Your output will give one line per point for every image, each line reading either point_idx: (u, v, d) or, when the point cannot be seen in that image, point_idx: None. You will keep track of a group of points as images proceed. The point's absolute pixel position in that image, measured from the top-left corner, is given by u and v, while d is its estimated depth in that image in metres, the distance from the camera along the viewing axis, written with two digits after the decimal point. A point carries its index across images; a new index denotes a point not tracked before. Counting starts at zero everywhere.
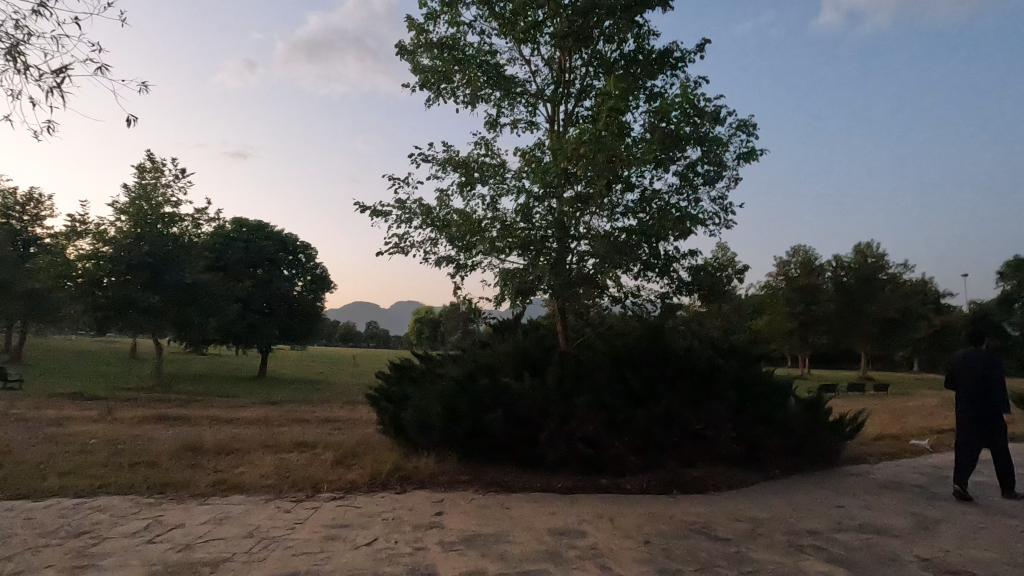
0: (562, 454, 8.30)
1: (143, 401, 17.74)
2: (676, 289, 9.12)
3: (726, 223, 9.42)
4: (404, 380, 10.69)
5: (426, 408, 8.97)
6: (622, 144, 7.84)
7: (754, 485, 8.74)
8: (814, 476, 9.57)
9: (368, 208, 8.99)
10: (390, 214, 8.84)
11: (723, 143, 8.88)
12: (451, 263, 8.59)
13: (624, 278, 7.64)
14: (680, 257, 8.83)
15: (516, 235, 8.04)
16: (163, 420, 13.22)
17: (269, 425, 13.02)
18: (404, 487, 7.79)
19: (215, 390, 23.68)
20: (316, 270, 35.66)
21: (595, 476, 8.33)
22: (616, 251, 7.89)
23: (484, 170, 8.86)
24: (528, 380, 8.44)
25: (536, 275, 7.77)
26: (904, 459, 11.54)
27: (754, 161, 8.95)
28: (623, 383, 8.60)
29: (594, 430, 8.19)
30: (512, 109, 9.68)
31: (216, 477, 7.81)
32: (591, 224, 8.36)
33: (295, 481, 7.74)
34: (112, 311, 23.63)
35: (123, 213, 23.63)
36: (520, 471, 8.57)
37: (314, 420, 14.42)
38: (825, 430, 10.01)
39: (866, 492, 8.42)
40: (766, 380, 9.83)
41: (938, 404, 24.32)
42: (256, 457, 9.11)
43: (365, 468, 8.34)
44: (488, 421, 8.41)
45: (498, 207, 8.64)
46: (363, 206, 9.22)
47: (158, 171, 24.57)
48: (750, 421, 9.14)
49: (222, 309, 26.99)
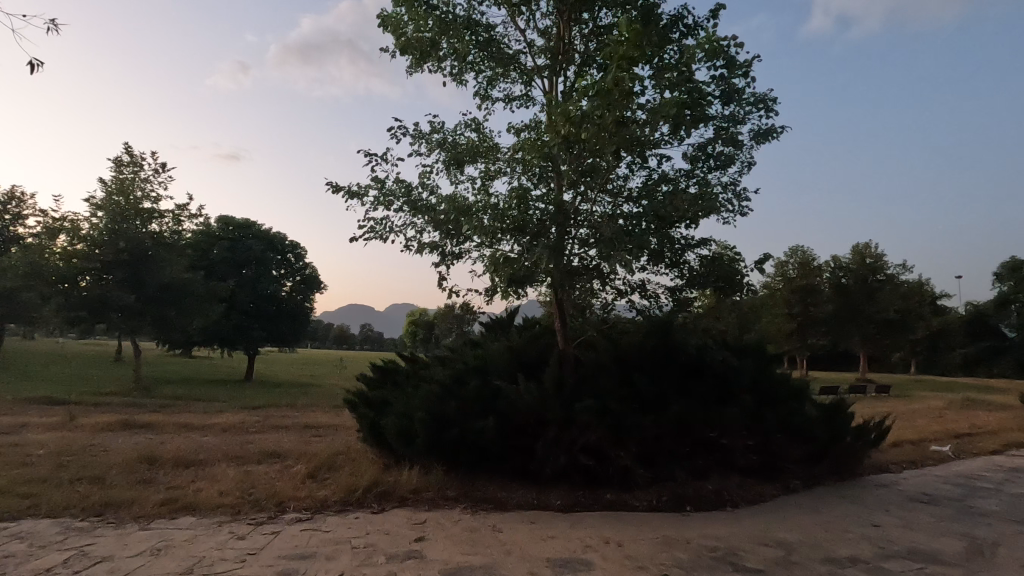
0: (561, 465, 7.41)
1: (115, 406, 16.68)
2: (689, 283, 8.20)
3: (741, 210, 8.56)
4: (387, 384, 9.72)
5: (408, 414, 8.02)
6: (631, 114, 6.92)
7: (774, 500, 7.86)
8: (838, 489, 8.71)
9: (342, 188, 8.05)
10: (367, 196, 7.89)
11: (737, 119, 8.10)
12: (436, 250, 7.64)
13: (637, 268, 6.70)
14: (693, 246, 7.94)
15: (510, 218, 7.11)
16: (128, 427, 12.19)
17: (245, 433, 12.05)
18: (382, 506, 6.86)
19: (194, 394, 22.57)
20: (306, 270, 34.64)
21: (599, 491, 7.44)
22: (624, 237, 6.98)
23: (474, 149, 7.94)
24: (522, 382, 7.53)
25: (534, 262, 6.77)
26: (927, 467, 10.76)
27: (773, 141, 8.08)
28: (630, 386, 7.68)
29: (597, 440, 7.28)
30: (506, 83, 8.79)
31: (166, 495, 6.84)
32: (595, 208, 7.47)
33: (257, 500, 6.78)
34: (87, 312, 22.55)
35: (99, 209, 22.62)
36: (514, 485, 7.65)
37: (295, 426, 13.46)
38: (848, 438, 9.18)
39: (898, 506, 7.60)
40: (785, 383, 8.93)
41: (944, 406, 23.60)
42: (218, 470, 8.14)
43: (338, 484, 7.38)
44: (479, 430, 7.48)
45: (489, 190, 7.73)
46: (337, 187, 8.25)
47: (137, 165, 23.57)
48: (769, 429, 8.26)
49: (206, 311, 25.75)
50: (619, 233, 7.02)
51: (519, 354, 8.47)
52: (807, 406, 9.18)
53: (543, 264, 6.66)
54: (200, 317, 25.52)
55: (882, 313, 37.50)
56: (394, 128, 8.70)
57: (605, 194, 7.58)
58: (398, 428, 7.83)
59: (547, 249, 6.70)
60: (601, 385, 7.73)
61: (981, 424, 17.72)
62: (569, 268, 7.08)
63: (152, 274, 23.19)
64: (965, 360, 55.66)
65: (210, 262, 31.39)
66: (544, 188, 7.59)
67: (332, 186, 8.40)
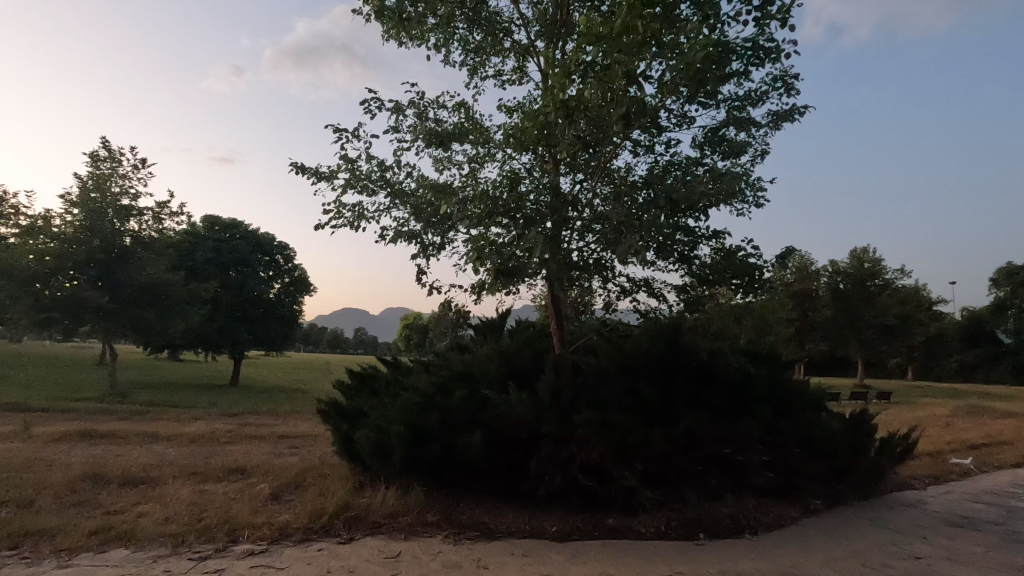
0: (557, 486, 6.54)
1: (82, 413, 15.66)
2: (700, 280, 7.34)
3: (757, 200, 7.73)
4: (365, 392, 8.79)
5: (384, 426, 7.12)
6: (639, 80, 6.01)
7: (796, 524, 7.01)
8: (862, 509, 7.86)
9: (310, 169, 7.18)
10: (337, 177, 7.02)
11: (755, 99, 7.32)
12: (413, 239, 6.75)
13: (650, 259, 5.79)
14: (705, 238, 7.10)
15: (500, 202, 6.20)
16: (86, 438, 11.21)
17: (212, 444, 11.08)
18: (351, 534, 5.96)
19: (171, 400, 21.52)
20: (295, 272, 33.60)
21: (600, 516, 6.57)
22: (632, 223, 6.08)
23: (461, 126, 7.05)
24: (514, 393, 6.66)
25: (526, 250, 5.83)
26: (952, 483, 9.95)
27: (795, 121, 7.23)
28: (635, 397, 6.82)
29: (597, 458, 6.40)
30: (498, 58, 7.99)
31: (100, 522, 5.92)
32: (596, 193, 6.62)
33: (205, 528, 5.85)
34: (59, 314, 21.52)
35: (74, 205, 21.65)
36: (503, 509, 6.76)
37: (269, 436, 12.49)
38: (871, 452, 8.37)
39: (935, 533, 6.79)
40: (802, 392, 8.12)
41: (950, 414, 22.86)
42: (170, 489, 7.22)
43: (302, 508, 6.46)
44: (464, 446, 6.61)
45: (478, 173, 6.86)
46: (303, 169, 7.39)
47: (116, 160, 22.63)
48: (788, 443, 7.43)
49: (187, 313, 24.83)
50: (625, 221, 6.14)
51: (510, 359, 7.62)
52: (827, 417, 8.34)
53: (538, 253, 5.72)
54: (180, 318, 24.61)
55: (880, 318, 36.89)
56: (368, 101, 7.79)
57: (607, 177, 6.75)
58: (373, 443, 6.94)
59: (544, 237, 5.79)
60: (602, 394, 6.87)
61: (995, 434, 16.93)
62: (566, 259, 6.19)
63: (129, 274, 22.20)
64: (961, 366, 55.10)
65: (194, 262, 30.35)
66: (537, 173, 6.74)
67: (295, 166, 7.56)
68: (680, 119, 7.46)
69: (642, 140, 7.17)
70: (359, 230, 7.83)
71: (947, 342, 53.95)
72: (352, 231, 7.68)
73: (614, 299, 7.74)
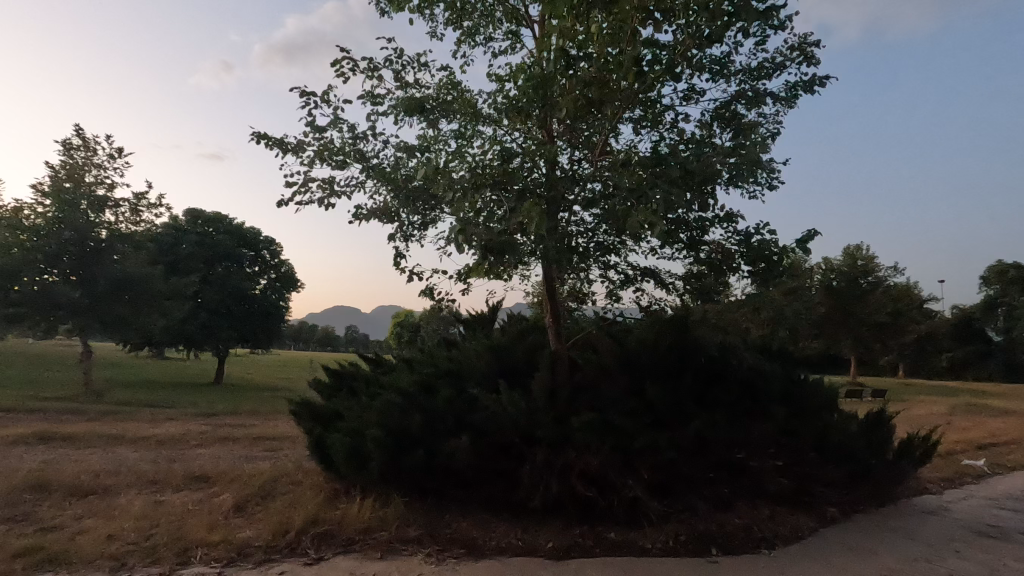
0: (553, 495, 5.87)
1: (48, 414, 14.80)
2: (711, 267, 6.67)
3: (769, 183, 7.03)
4: (343, 391, 8.07)
5: (361, 430, 6.41)
6: (644, 31, 5.31)
7: (815, 536, 6.40)
8: (883, 518, 7.27)
9: (274, 139, 6.48)
10: (304, 149, 6.31)
11: (770, 71, 6.67)
12: (391, 221, 6.06)
13: (664, 234, 4.99)
14: (718, 219, 6.43)
15: (489, 171, 5.45)
16: (42, 442, 10.38)
17: (180, 447, 10.32)
18: (320, 552, 5.26)
19: (148, 399, 20.61)
20: (282, 268, 32.71)
21: (601, 528, 5.93)
22: (643, 192, 5.26)
23: (444, 93, 6.39)
24: (504, 392, 6.00)
25: (520, 225, 5.07)
26: (969, 486, 9.40)
27: (815, 93, 6.58)
28: (640, 396, 6.18)
29: (598, 465, 5.74)
30: (488, 26, 7.33)
31: (31, 541, 5.19)
32: (600, 164, 5.88)
33: (152, 548, 5.14)
34: (28, 309, 20.50)
35: (46, 196, 20.72)
36: (492, 520, 6.09)
37: (244, 438, 11.72)
38: (889, 456, 7.79)
39: (966, 547, 6.21)
40: (816, 390, 7.51)
41: (947, 412, 22.47)
42: (122, 500, 6.49)
43: (266, 522, 5.75)
44: (449, 451, 5.94)
45: (462, 143, 6.12)
46: (265, 139, 6.68)
47: (90, 148, 21.71)
48: (804, 446, 6.81)
49: (166, 309, 23.93)
50: (636, 191, 5.32)
51: (501, 355, 6.94)
52: (843, 418, 7.74)
53: (534, 227, 4.98)
54: (159, 315, 23.72)
55: (874, 316, 36.61)
56: (340, 64, 7.07)
57: (612, 150, 6.06)
58: (348, 448, 6.23)
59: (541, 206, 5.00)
60: (603, 394, 6.22)
61: (999, 432, 16.52)
62: (565, 238, 5.49)
63: (104, 268, 21.26)
64: (952, 364, 55.07)
65: (176, 256, 29.48)
66: (532, 144, 5.99)
67: (256, 135, 6.83)
68: (686, 93, 6.83)
69: (646, 112, 6.46)
70: (331, 208, 7.09)
71: (937, 339, 53.97)
72: (323, 208, 6.95)
73: (616, 288, 7.14)
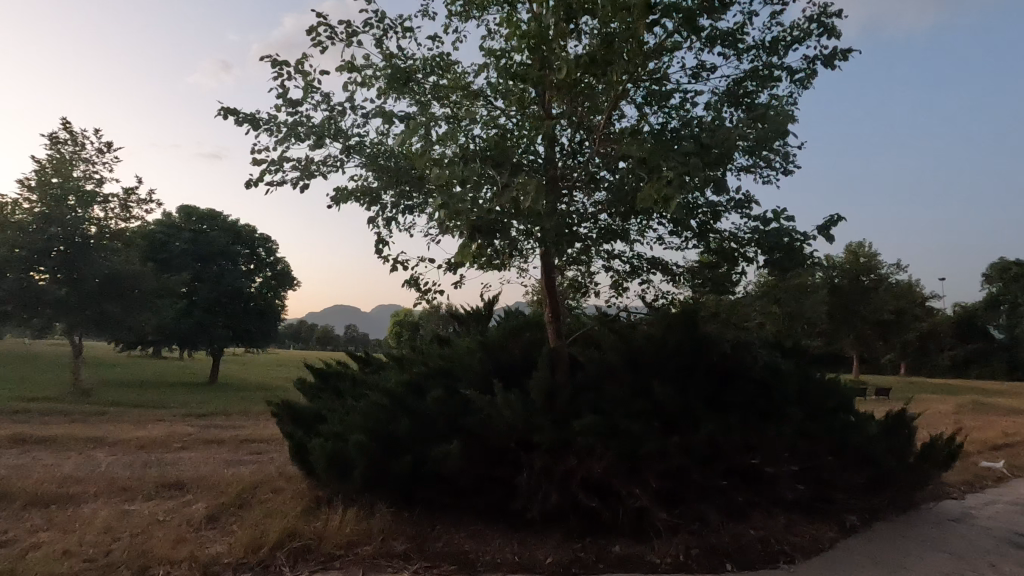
0: (553, 506, 5.39)
1: (28, 416, 14.28)
2: (722, 257, 6.17)
3: (784, 168, 6.53)
4: (329, 391, 7.57)
5: (344, 435, 5.92)
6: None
7: (836, 548, 5.91)
8: (907, 526, 6.78)
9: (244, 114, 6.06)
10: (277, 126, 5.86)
11: (787, 45, 6.17)
12: (374, 204, 5.59)
13: (680, 209, 4.46)
14: (731, 204, 5.94)
15: (478, 148, 4.96)
16: (15, 446, 9.86)
17: (161, 451, 9.82)
18: (296, 569, 4.78)
19: (138, 399, 20.09)
20: (277, 265, 32.17)
21: (604, 542, 5.45)
22: (655, 162, 4.72)
23: (432, 69, 5.91)
24: (500, 393, 5.52)
25: (514, 201, 4.60)
26: (992, 490, 8.91)
27: (836, 67, 6.07)
28: (647, 396, 5.68)
29: (602, 472, 5.26)
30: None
31: None
32: (606, 143, 5.40)
33: (109, 567, 4.65)
34: (15, 307, 19.99)
35: (33, 191, 20.24)
36: (487, 533, 5.61)
37: (229, 441, 11.21)
38: (911, 460, 7.30)
39: (1001, 560, 5.73)
40: (834, 390, 7.03)
41: (955, 412, 21.93)
42: (87, 510, 5.99)
43: (239, 534, 5.27)
44: (439, 457, 5.45)
45: (449, 120, 5.65)
46: (234, 114, 6.21)
47: (78, 143, 21.19)
48: (822, 451, 6.32)
49: (157, 306, 23.41)
50: (648, 160, 4.79)
51: (496, 353, 6.45)
52: (861, 419, 7.24)
53: (530, 203, 4.46)
54: (150, 313, 23.21)
55: (876, 313, 36.12)
56: (317, 33, 6.57)
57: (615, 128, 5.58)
58: (330, 454, 5.75)
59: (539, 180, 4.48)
60: (607, 395, 5.73)
61: (1012, 432, 16.02)
62: (566, 221, 5.00)
63: (93, 264, 20.75)
64: (954, 361, 54.57)
65: (169, 254, 28.98)
66: (529, 120, 5.50)
67: (225, 111, 6.34)
68: (695, 71, 6.35)
69: (652, 91, 5.96)
70: (306, 190, 6.58)
71: (940, 338, 53.42)
72: (299, 190, 6.46)
73: (620, 280, 6.68)
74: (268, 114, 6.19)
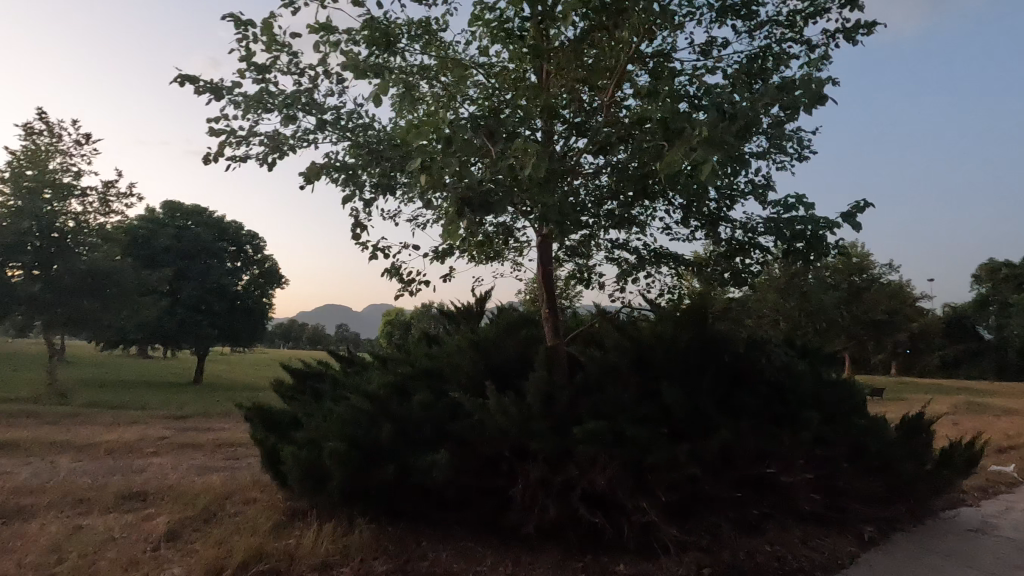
0: (551, 521, 4.88)
1: None
2: (732, 248, 5.71)
3: (800, 153, 6.06)
4: (307, 393, 7.02)
5: (321, 442, 5.37)
6: None
7: (856, 564, 5.43)
8: (927, 538, 6.33)
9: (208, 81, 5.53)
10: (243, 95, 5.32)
11: (805, 17, 5.69)
12: (351, 183, 5.10)
13: (710, 176, 3.93)
14: (744, 189, 5.47)
15: (466, 119, 4.46)
16: None
17: (129, 456, 9.18)
18: None
19: (116, 400, 19.36)
20: (265, 263, 31.45)
21: (607, 561, 4.96)
22: (676, 126, 4.20)
23: (416, 39, 5.40)
24: (492, 397, 5.00)
25: (510, 171, 4.14)
26: (1008, 497, 8.48)
27: (858, 40, 5.59)
28: (654, 399, 5.19)
29: (605, 483, 4.76)
30: None
31: None
32: (610, 119, 4.90)
33: None
34: None
35: (6, 183, 19.47)
36: (476, 550, 5.09)
37: (204, 445, 10.57)
38: (929, 466, 6.84)
39: None
40: (850, 393, 6.57)
41: (949, 412, 21.69)
42: (33, 526, 5.40)
43: (201, 554, 4.72)
44: (424, 468, 4.92)
45: (434, 94, 5.16)
46: (194, 82, 5.65)
47: (55, 133, 20.42)
48: (840, 458, 5.85)
49: (138, 304, 22.67)
50: (670, 124, 4.26)
51: (488, 352, 5.93)
52: (878, 424, 6.78)
53: (527, 173, 3.98)
54: (131, 310, 22.45)
55: (870, 313, 35.96)
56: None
57: (619, 105, 5.09)
58: (304, 463, 5.19)
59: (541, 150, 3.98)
60: (610, 398, 5.23)
61: (1011, 434, 15.69)
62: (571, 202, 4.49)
63: (69, 260, 19.99)
64: (944, 361, 54.65)
65: (152, 252, 28.21)
66: (525, 93, 5.02)
67: (184, 77, 5.74)
68: (703, 48, 5.88)
69: (657, 69, 5.48)
70: (271, 167, 5.96)
71: (930, 338, 53.55)
72: (266, 166, 5.88)
73: (626, 273, 6.19)
74: (233, 82, 5.66)
